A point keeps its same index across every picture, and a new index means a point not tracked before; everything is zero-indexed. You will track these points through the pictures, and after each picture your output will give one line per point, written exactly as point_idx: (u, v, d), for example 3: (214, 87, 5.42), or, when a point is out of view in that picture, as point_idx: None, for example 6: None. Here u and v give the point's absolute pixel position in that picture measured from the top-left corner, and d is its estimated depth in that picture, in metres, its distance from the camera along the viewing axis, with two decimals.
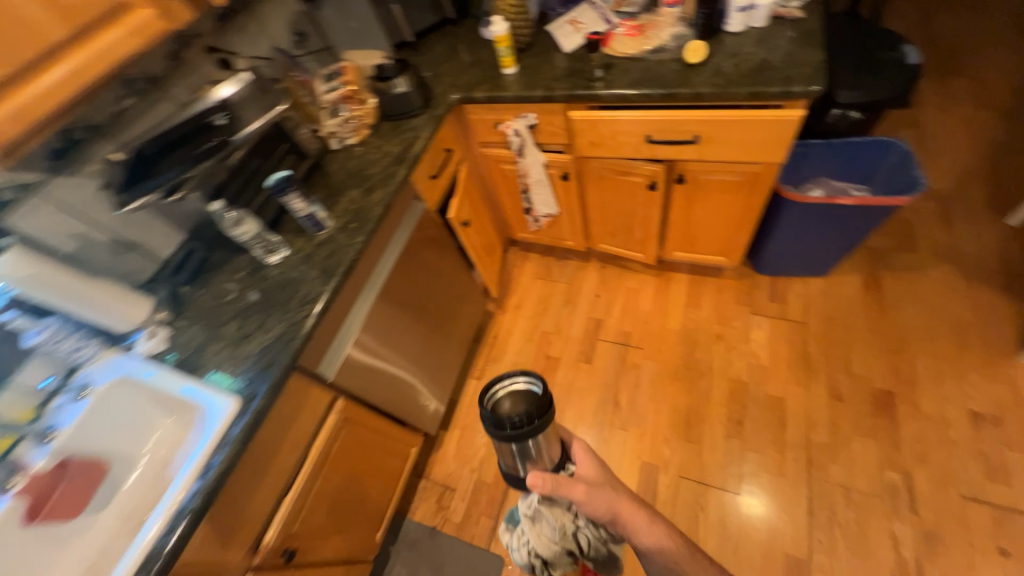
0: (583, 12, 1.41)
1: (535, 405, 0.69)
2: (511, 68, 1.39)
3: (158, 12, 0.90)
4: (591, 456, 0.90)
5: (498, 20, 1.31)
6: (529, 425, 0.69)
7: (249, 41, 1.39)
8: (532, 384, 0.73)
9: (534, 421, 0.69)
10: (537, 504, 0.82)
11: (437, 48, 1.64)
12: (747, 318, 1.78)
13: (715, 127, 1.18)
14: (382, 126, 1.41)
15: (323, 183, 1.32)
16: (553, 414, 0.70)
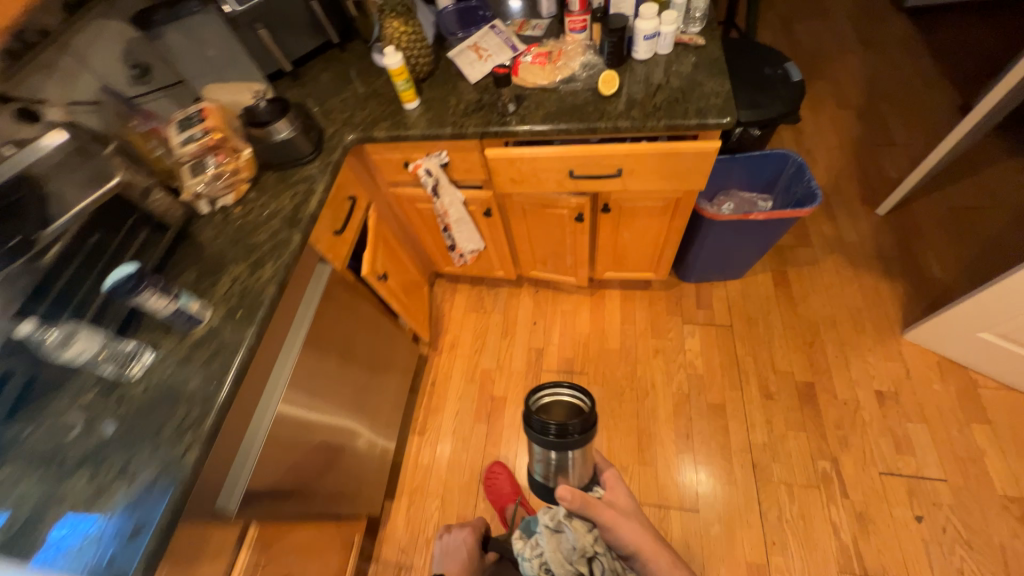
0: (484, 37, 1.30)
1: (576, 419, 0.97)
2: (413, 102, 1.23)
3: None
4: (614, 489, 1.26)
5: (390, 50, 1.13)
6: (570, 438, 0.98)
7: (63, 82, 1.10)
8: (576, 404, 1.02)
9: (572, 431, 0.97)
10: (561, 517, 1.13)
11: (323, 76, 1.43)
12: (680, 328, 1.82)
13: (636, 161, 1.14)
14: (264, 179, 1.18)
15: (194, 257, 1.07)
16: (587, 428, 0.98)
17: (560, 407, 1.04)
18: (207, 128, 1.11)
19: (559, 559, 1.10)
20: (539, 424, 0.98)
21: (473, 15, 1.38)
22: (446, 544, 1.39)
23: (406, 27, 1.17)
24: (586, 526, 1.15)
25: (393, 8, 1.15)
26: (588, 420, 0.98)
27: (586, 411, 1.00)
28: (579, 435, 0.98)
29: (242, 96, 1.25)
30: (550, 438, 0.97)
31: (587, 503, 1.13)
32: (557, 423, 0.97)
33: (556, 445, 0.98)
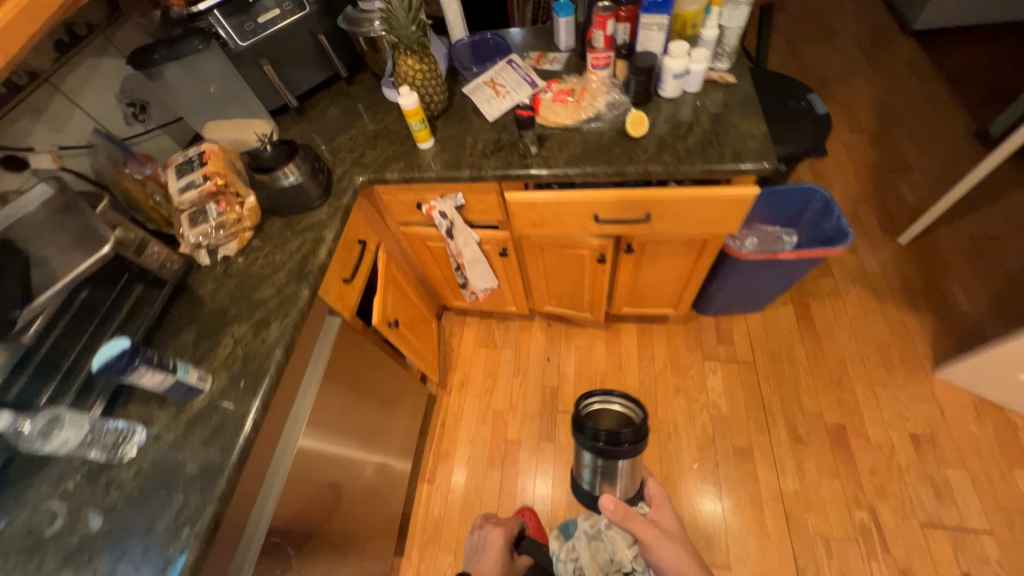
0: (501, 72, 1.25)
1: (634, 431, 1.12)
2: (428, 142, 1.16)
3: None
4: (665, 508, 1.27)
5: (405, 90, 1.07)
6: (620, 446, 1.13)
7: (52, 125, 1.03)
8: (625, 412, 1.20)
9: (630, 443, 1.12)
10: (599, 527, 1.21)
11: (330, 111, 1.36)
12: (701, 365, 1.75)
13: (667, 206, 1.08)
14: (270, 225, 1.11)
15: (193, 315, 0.98)
16: (642, 442, 1.14)
17: (609, 416, 1.21)
18: (208, 174, 1.03)
19: (593, 566, 1.19)
20: (590, 430, 1.16)
21: (487, 50, 1.35)
22: (483, 539, 1.40)
23: (421, 65, 1.11)
24: (625, 542, 1.16)
25: (410, 47, 1.08)
26: (638, 430, 1.12)
27: (641, 425, 1.14)
28: (627, 444, 1.12)
29: (247, 134, 1.25)
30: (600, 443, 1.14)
31: (627, 515, 1.06)
32: (607, 431, 1.13)
33: (606, 450, 1.14)
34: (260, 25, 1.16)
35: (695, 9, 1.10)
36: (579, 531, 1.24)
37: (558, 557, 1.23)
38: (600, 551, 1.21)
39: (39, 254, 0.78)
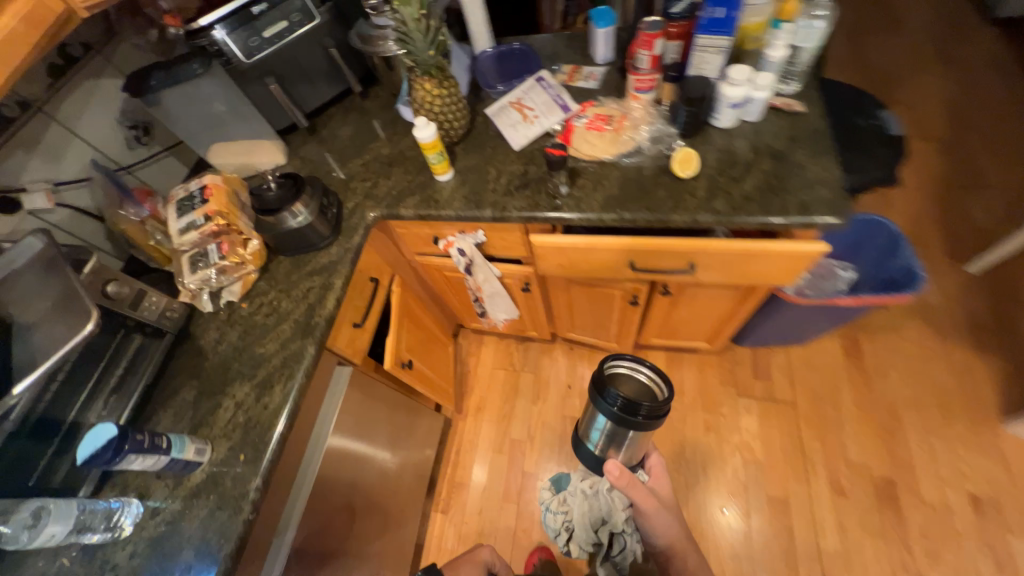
0: (530, 92, 1.11)
1: (655, 407, 0.91)
2: (447, 174, 1.05)
3: None
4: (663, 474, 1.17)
5: (422, 121, 0.95)
6: (635, 419, 0.93)
7: (48, 159, 0.96)
8: (652, 384, 0.97)
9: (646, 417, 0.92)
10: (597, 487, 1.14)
11: (342, 131, 1.25)
12: (734, 401, 1.62)
13: (714, 259, 0.94)
14: (276, 266, 1.03)
15: (194, 368, 0.92)
16: (659, 420, 0.92)
17: (632, 383, 0.99)
18: (210, 214, 0.95)
19: (581, 521, 1.14)
20: (608, 394, 0.95)
21: (514, 64, 1.22)
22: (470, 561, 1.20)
23: (440, 89, 0.98)
24: (621, 505, 1.09)
25: (427, 69, 0.95)
26: (661, 408, 0.91)
27: (665, 401, 0.92)
28: (643, 419, 0.92)
29: (258, 159, 1.18)
30: (615, 409, 0.94)
31: (631, 482, 1.04)
32: (627, 399, 0.92)
33: (619, 419, 0.95)
34: (267, 40, 1.05)
35: (759, 18, 0.95)
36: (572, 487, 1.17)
37: (550, 508, 1.24)
38: (592, 510, 1.14)
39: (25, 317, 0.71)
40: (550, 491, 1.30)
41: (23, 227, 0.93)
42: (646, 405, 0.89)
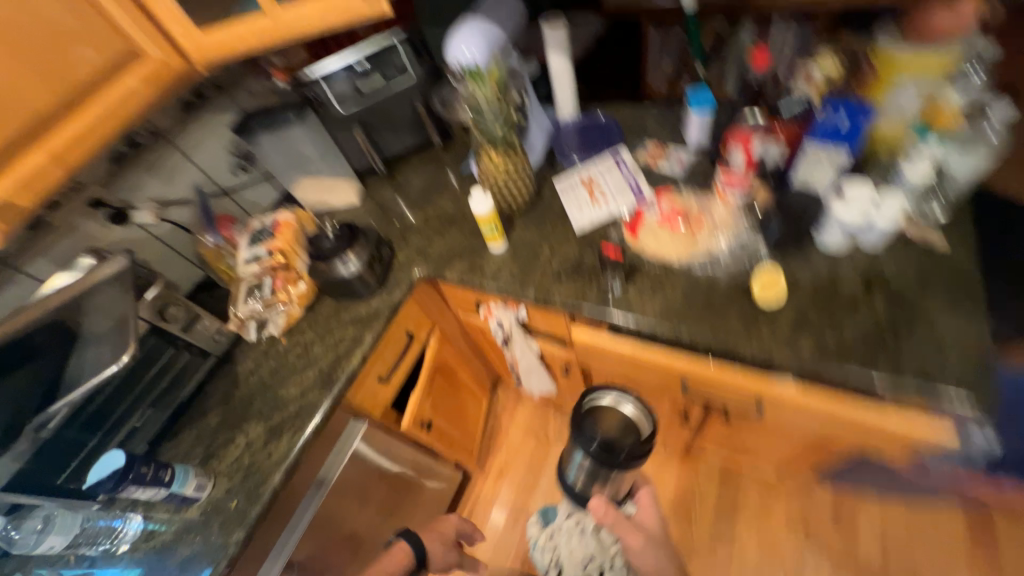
0: (604, 170, 1.03)
1: (637, 448, 0.74)
2: (499, 245, 1.00)
3: None
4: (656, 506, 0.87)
5: (480, 193, 0.92)
6: (615, 462, 0.76)
7: (162, 179, 1.09)
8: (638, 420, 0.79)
9: (627, 459, 0.75)
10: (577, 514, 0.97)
11: (415, 179, 1.28)
12: (802, 552, 1.31)
13: (788, 408, 0.77)
14: (321, 306, 1.05)
15: (224, 394, 0.96)
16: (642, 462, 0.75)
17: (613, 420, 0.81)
18: (273, 249, 1.00)
19: (571, 565, 0.95)
20: (585, 432, 0.79)
21: (596, 136, 1.15)
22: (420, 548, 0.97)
23: (506, 162, 0.95)
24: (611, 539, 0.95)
25: (495, 143, 0.92)
26: (645, 449, 0.75)
27: (650, 439, 0.76)
28: (626, 463, 0.75)
29: (336, 197, 1.25)
30: (592, 454, 0.76)
31: (619, 521, 0.80)
32: (604, 439, 0.76)
33: (599, 463, 0.77)
34: (362, 92, 1.12)
35: (895, 127, 0.79)
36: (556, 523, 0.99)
37: (536, 544, 1.02)
38: (581, 550, 0.95)
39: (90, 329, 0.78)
40: (541, 525, 1.06)
41: (129, 236, 1.05)
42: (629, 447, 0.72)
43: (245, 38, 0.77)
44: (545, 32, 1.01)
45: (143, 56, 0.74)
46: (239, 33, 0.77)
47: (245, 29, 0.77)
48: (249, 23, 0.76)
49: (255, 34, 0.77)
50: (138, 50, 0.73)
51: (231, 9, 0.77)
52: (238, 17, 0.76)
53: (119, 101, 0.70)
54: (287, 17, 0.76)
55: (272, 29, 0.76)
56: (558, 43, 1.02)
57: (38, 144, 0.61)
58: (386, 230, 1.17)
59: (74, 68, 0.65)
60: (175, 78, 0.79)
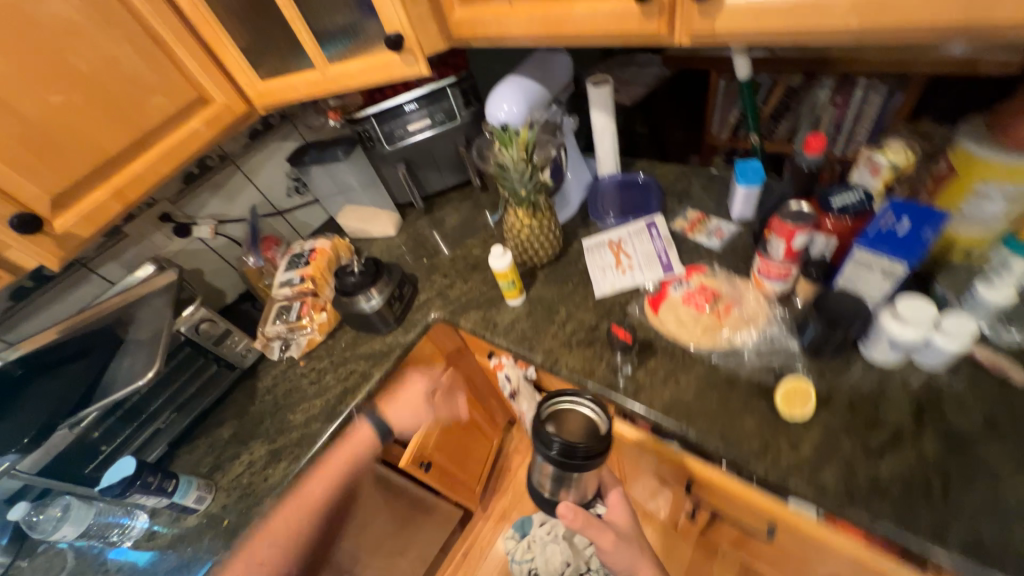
0: (635, 236, 0.99)
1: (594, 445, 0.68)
2: (517, 299, 0.98)
3: None
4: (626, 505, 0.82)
5: (501, 250, 0.91)
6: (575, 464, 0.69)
7: (225, 198, 1.20)
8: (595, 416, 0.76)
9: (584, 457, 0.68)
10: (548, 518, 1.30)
11: (451, 217, 1.31)
12: None
13: (805, 542, 0.67)
14: (341, 335, 1.09)
15: (240, 408, 1.02)
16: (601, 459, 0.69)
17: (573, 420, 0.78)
18: (304, 276, 1.06)
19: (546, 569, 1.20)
20: (543, 435, 0.71)
21: (634, 196, 1.12)
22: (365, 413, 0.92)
23: (531, 220, 0.94)
24: (582, 545, 1.21)
25: (522, 202, 0.91)
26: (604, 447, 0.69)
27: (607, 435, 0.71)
28: (584, 463, 0.69)
29: (375, 228, 1.29)
30: (552, 457, 0.69)
31: (591, 523, 0.72)
32: (562, 438, 0.69)
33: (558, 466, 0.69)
34: (409, 133, 1.17)
35: (978, 234, 0.70)
36: (533, 533, 1.25)
37: (516, 556, 1.26)
38: (554, 556, 1.21)
39: (133, 337, 0.91)
40: (516, 539, 1.31)
41: (189, 248, 1.16)
42: (586, 443, 0.66)
43: (298, 88, 0.85)
44: (589, 91, 1.00)
45: (210, 102, 0.83)
46: (294, 83, 0.85)
47: (300, 80, 0.85)
48: (303, 76, 0.84)
49: (307, 85, 0.85)
50: (207, 97, 0.82)
51: (290, 60, 0.85)
52: (295, 72, 0.85)
53: (182, 142, 0.78)
54: (336, 74, 0.83)
55: (322, 82, 0.84)
56: (600, 102, 1.00)
57: (105, 181, 0.69)
58: (413, 267, 1.20)
59: (147, 113, 0.73)
60: (236, 120, 0.88)
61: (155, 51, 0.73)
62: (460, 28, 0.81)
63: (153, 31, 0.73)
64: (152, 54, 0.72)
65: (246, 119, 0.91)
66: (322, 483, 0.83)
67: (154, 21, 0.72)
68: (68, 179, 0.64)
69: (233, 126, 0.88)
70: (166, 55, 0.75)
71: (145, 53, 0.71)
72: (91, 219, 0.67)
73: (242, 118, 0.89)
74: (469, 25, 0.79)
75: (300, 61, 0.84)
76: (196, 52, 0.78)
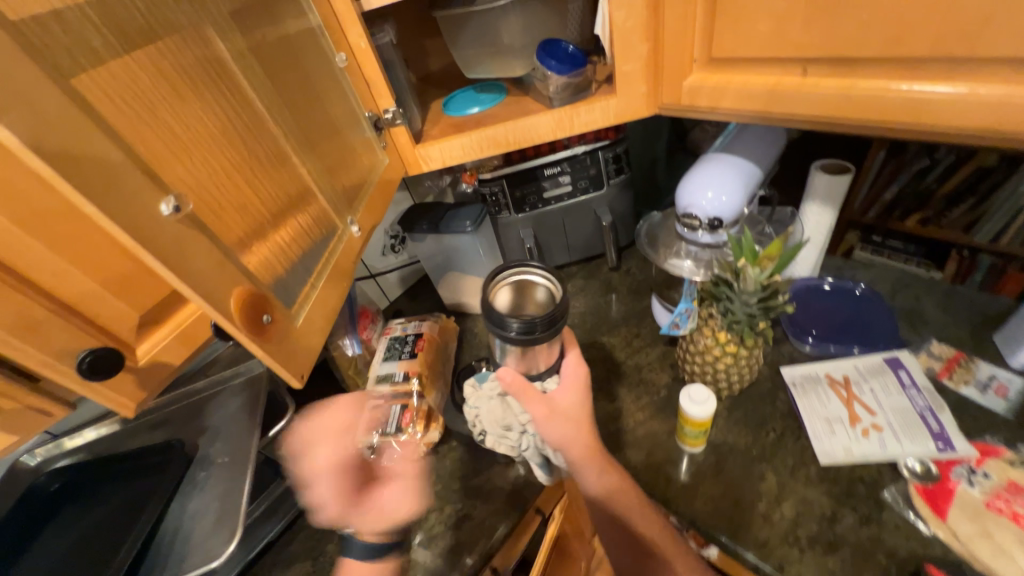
0: (865, 379, 0.74)
1: (543, 315, 0.54)
2: (699, 447, 0.72)
3: (44, 405, 0.45)
4: (581, 375, 0.65)
5: (702, 393, 0.67)
6: (531, 339, 0.55)
7: None
8: (555, 289, 0.60)
9: (536, 333, 0.54)
10: None
11: (576, 298, 1.07)
12: None
13: None
14: (450, 454, 0.85)
15: (310, 547, 0.78)
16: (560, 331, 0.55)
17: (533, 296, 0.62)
18: (411, 372, 0.86)
19: None
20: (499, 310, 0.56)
21: (845, 309, 0.84)
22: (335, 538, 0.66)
23: (740, 351, 0.68)
24: None
25: (733, 330, 0.66)
26: (551, 321, 0.54)
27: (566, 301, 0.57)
28: (546, 339, 0.55)
29: None
30: (509, 337, 0.55)
31: (527, 392, 0.61)
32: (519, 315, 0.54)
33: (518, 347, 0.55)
34: (545, 201, 0.97)
35: None
36: None
37: None
38: None
39: (205, 453, 0.69)
40: None
41: None
42: (536, 315, 0.52)
43: (243, 258, 0.39)
44: (817, 179, 0.75)
45: (312, 198, 0.49)
46: (234, 246, 0.38)
47: (267, 254, 0.42)
48: (234, 253, 0.38)
49: (293, 276, 0.46)
50: (307, 189, 0.48)
51: (196, 168, 0.35)
52: (228, 236, 0.37)
53: None
54: (275, 326, 0.40)
55: (246, 284, 0.37)
56: (826, 194, 0.75)
57: None
58: None
59: None
60: (330, 237, 0.52)
61: (252, 100, 0.42)
62: (693, 96, 0.60)
63: (265, 55, 0.45)
64: (239, 102, 0.41)
65: (343, 241, 0.54)
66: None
67: (271, 47, 0.46)
68: (159, 286, 0.44)
69: (336, 252, 0.52)
70: (256, 102, 0.42)
71: (300, 107, 0.49)
72: (186, 338, 0.46)
73: (352, 219, 0.56)
74: (711, 94, 0.58)
75: (110, 137, 0.28)
76: (237, 115, 0.40)
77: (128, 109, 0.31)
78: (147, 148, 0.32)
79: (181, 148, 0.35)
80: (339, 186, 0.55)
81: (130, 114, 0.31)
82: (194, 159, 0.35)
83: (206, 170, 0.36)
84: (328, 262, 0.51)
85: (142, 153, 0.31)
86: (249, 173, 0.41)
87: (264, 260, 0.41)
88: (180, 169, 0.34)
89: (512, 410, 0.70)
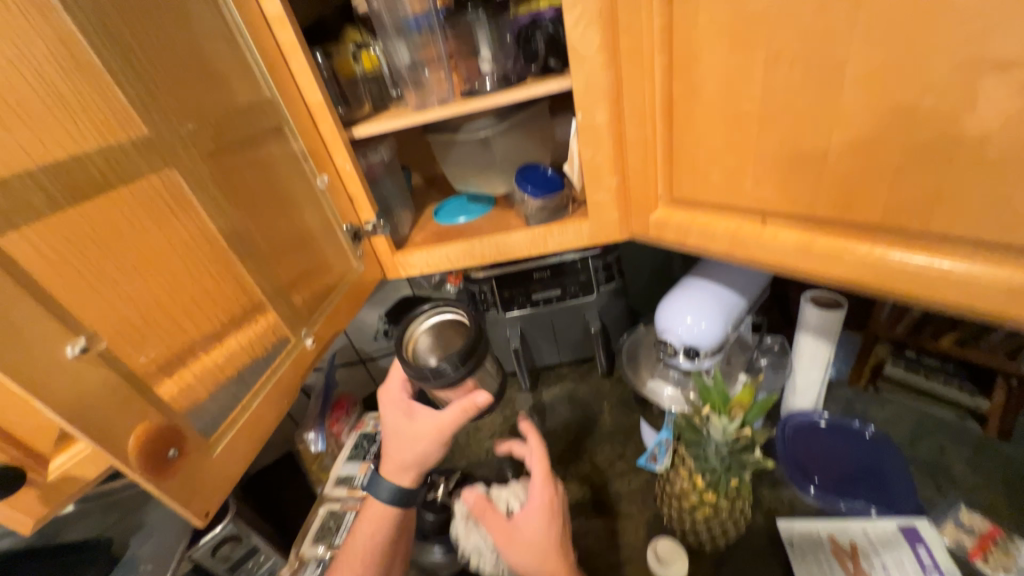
0: (880, 554, 0.62)
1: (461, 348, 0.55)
2: None
3: None
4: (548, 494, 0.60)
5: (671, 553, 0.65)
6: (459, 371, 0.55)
7: None
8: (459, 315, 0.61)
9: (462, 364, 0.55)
10: None
11: (563, 403, 1.01)
12: None
13: None
14: None
15: None
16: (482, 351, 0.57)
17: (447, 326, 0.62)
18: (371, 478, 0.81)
19: None
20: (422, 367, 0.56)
21: (854, 456, 0.74)
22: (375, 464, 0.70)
23: (720, 503, 0.60)
24: None
25: (709, 477, 0.60)
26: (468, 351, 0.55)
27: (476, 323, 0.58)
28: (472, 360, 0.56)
29: None
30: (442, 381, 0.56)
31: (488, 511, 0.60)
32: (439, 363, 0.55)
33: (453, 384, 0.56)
34: (534, 302, 0.96)
35: None
36: None
37: None
38: None
39: (133, 555, 0.65)
40: None
41: None
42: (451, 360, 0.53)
43: (158, 387, 0.37)
44: (808, 310, 0.71)
45: (263, 314, 0.49)
46: (148, 373, 0.37)
47: (192, 378, 0.40)
48: (149, 383, 0.36)
49: (221, 399, 0.43)
50: (259, 302, 0.48)
51: (128, 293, 0.36)
52: (145, 368, 0.37)
53: None
54: (180, 462, 0.37)
55: (151, 421, 0.35)
56: (819, 327, 0.70)
57: None
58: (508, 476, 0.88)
59: None
60: (279, 351, 0.51)
61: (211, 230, 0.42)
62: (661, 229, 0.59)
63: (239, 184, 0.47)
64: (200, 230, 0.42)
65: (293, 355, 0.52)
66: (380, 529, 0.66)
67: (244, 178, 0.48)
68: None
69: (283, 367, 0.50)
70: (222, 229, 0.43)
71: (273, 227, 0.51)
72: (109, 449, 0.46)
73: (307, 331, 0.54)
74: (677, 230, 0.57)
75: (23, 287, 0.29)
76: (194, 242, 0.41)
77: (63, 245, 0.32)
78: (70, 287, 0.33)
79: (111, 276, 0.35)
80: (301, 298, 0.55)
81: (64, 258, 0.32)
82: (126, 289, 0.36)
83: (135, 301, 0.37)
84: (274, 378, 0.49)
85: (59, 295, 0.32)
86: (192, 294, 0.41)
87: (186, 386, 0.40)
88: (107, 304, 0.35)
89: (472, 535, 0.68)
